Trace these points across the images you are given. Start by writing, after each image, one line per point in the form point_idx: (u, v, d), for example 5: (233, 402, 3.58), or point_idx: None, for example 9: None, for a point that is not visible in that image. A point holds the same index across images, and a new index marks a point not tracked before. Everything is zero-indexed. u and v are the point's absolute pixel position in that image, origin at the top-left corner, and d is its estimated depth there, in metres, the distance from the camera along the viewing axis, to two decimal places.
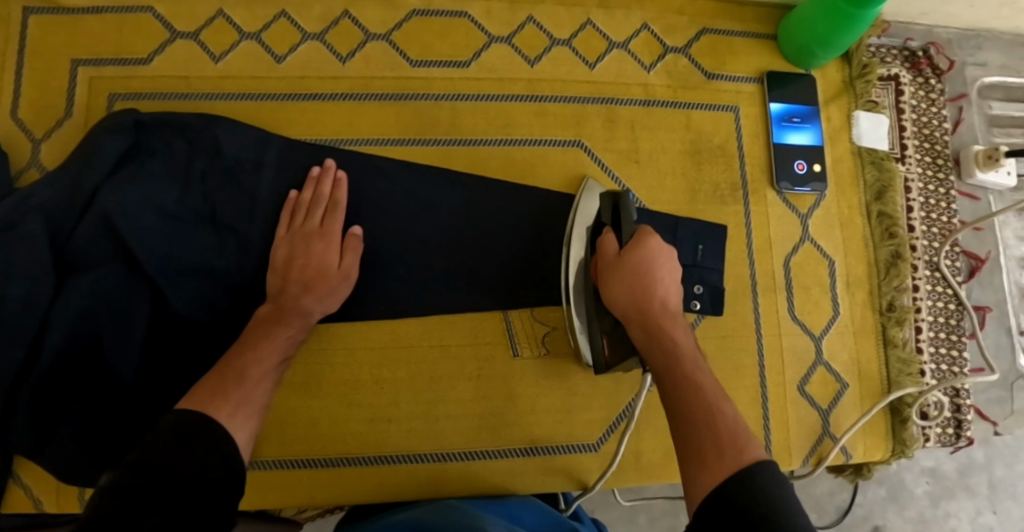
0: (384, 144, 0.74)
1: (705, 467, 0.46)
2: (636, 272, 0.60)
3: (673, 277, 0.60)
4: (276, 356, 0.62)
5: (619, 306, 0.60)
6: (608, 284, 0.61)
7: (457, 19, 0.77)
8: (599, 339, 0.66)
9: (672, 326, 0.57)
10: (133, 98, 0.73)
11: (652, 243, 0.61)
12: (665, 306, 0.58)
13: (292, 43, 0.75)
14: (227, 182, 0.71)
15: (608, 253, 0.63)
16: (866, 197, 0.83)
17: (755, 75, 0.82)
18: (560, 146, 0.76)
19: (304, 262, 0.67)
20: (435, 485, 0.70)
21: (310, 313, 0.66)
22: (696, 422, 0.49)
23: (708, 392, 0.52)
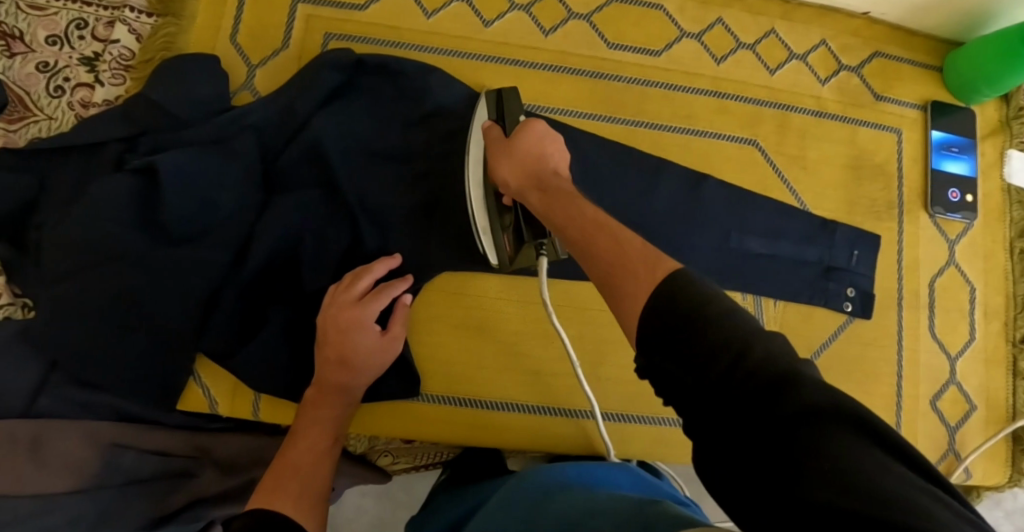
0: (579, 117, 0.79)
1: (636, 284, 0.42)
2: (525, 152, 0.62)
3: (560, 153, 0.63)
4: (325, 439, 0.64)
5: (515, 175, 0.61)
6: (499, 162, 0.63)
7: (652, 11, 0.81)
8: (501, 238, 0.69)
9: (565, 184, 0.56)
10: (348, 40, 0.78)
11: (538, 126, 0.64)
12: (557, 174, 0.59)
13: (500, 11, 0.80)
14: (426, 128, 0.76)
15: (495, 138, 0.66)
16: (1010, 233, 0.86)
17: (920, 102, 0.86)
18: (737, 143, 0.80)
19: (340, 343, 0.66)
20: (589, 443, 0.74)
21: (350, 387, 0.67)
22: (612, 254, 0.45)
23: (594, 222, 0.49)
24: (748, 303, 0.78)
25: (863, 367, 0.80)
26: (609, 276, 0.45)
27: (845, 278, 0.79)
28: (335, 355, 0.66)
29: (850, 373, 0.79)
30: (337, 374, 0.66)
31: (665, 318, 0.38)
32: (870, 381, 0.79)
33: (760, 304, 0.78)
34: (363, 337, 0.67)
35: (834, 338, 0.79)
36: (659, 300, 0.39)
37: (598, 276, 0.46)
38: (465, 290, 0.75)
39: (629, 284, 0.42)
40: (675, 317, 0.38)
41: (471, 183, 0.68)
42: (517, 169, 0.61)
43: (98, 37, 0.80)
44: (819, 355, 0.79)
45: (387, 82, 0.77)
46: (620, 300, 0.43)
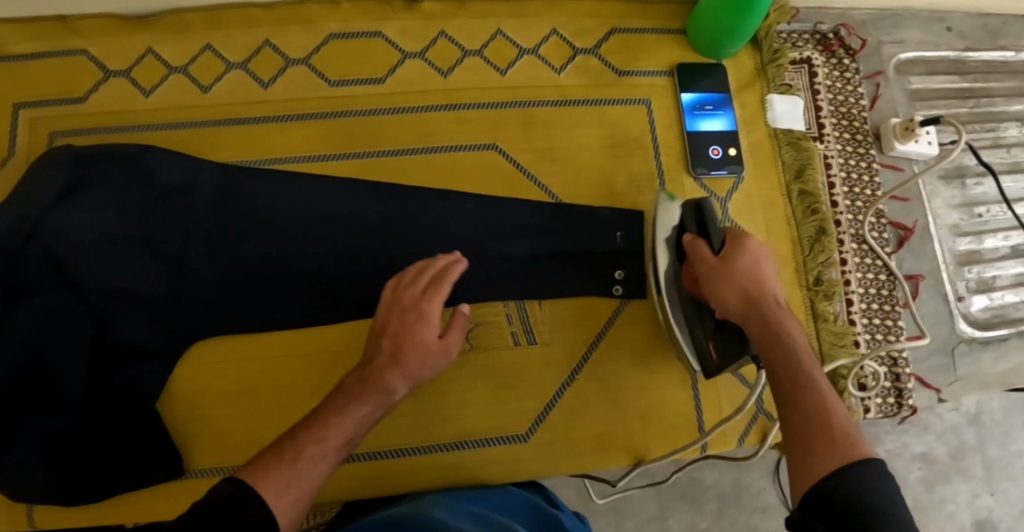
0: (307, 161, 0.78)
1: (821, 462, 0.48)
2: (746, 273, 0.61)
3: (775, 275, 0.62)
4: (344, 434, 0.59)
5: (734, 299, 0.60)
6: (716, 285, 0.61)
7: (371, 39, 0.81)
8: (705, 343, 0.68)
9: (788, 325, 0.58)
10: (72, 135, 0.78)
11: (755, 246, 0.63)
12: (778, 307, 0.59)
13: (216, 74, 0.79)
14: (160, 204, 0.74)
15: (703, 259, 0.64)
16: (786, 177, 0.84)
17: (667, 68, 0.85)
18: (475, 151, 0.79)
19: (403, 336, 0.64)
20: (363, 488, 0.71)
21: (393, 389, 0.63)
22: (810, 409, 0.52)
23: (809, 372, 0.54)
24: (512, 310, 0.75)
25: (652, 348, 0.77)
26: (806, 427, 0.51)
27: (613, 261, 0.77)
28: (387, 360, 0.63)
29: (636, 356, 0.77)
30: (385, 394, 0.62)
31: (824, 499, 0.46)
32: (661, 360, 0.77)
33: (524, 307, 0.76)
34: (419, 370, 0.64)
35: (612, 323, 0.77)
36: (834, 477, 0.47)
37: (789, 425, 0.53)
38: (215, 357, 0.73)
39: (813, 455, 0.49)
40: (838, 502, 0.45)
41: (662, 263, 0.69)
42: (738, 294, 0.60)
43: None
44: (595, 349, 0.76)
45: (107, 162, 0.74)
46: (797, 458, 0.50)
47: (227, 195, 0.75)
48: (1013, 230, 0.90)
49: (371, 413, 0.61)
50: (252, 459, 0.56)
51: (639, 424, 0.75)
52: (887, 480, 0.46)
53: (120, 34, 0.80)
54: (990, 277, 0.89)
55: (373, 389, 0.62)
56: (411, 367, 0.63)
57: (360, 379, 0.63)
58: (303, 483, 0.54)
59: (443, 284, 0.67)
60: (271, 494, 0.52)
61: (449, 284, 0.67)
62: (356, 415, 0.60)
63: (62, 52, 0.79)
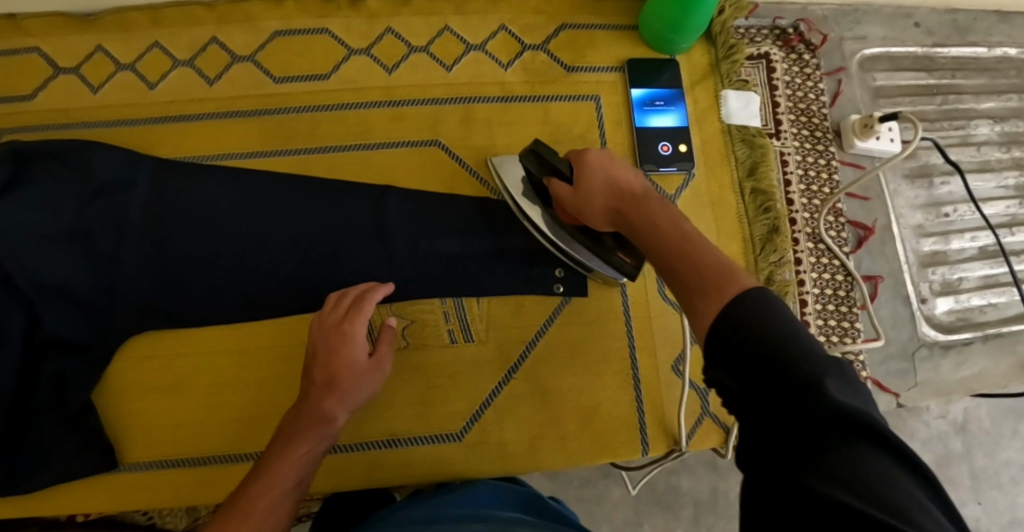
0: (248, 158, 0.78)
1: (710, 306, 0.44)
2: (598, 186, 0.60)
3: (626, 169, 0.60)
4: (294, 473, 0.63)
5: (602, 210, 0.61)
6: (584, 207, 0.62)
7: (316, 36, 0.81)
8: (614, 256, 0.67)
9: (648, 208, 0.55)
10: (20, 132, 0.79)
11: (593, 154, 0.61)
12: (635, 198, 0.57)
13: (163, 71, 0.80)
14: (98, 200, 0.75)
15: (566, 195, 0.64)
16: (739, 174, 0.82)
17: (617, 64, 0.84)
18: (417, 147, 0.78)
19: (331, 362, 0.67)
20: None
21: (331, 417, 0.66)
22: (689, 269, 0.48)
23: (682, 239, 0.50)
24: (449, 307, 0.75)
25: (591, 348, 0.76)
26: (684, 278, 0.48)
27: (552, 259, 0.76)
28: (322, 384, 0.66)
29: (575, 356, 0.75)
30: (331, 417, 0.66)
31: (725, 332, 0.41)
32: (600, 359, 0.75)
33: (461, 303, 0.75)
34: (359, 387, 0.67)
35: (551, 321, 0.76)
36: (724, 310, 0.42)
37: (675, 284, 0.49)
38: (153, 352, 0.75)
39: (699, 299, 0.45)
40: (743, 337, 0.40)
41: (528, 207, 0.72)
42: (602, 200, 0.60)
43: None
44: (535, 347, 0.75)
45: (49, 159, 0.76)
46: (694, 303, 0.46)
47: (166, 191, 0.77)
48: (981, 230, 0.88)
49: (315, 447, 0.64)
50: (213, 520, 0.60)
51: (576, 427, 0.74)
52: (778, 306, 0.41)
53: (69, 33, 0.81)
54: (955, 279, 0.86)
55: (309, 422, 0.65)
56: (340, 395, 0.66)
57: (297, 413, 0.66)
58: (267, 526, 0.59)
59: (363, 304, 0.69)
60: None
61: (368, 303, 0.70)
62: (300, 454, 0.63)
63: (13, 50, 0.80)
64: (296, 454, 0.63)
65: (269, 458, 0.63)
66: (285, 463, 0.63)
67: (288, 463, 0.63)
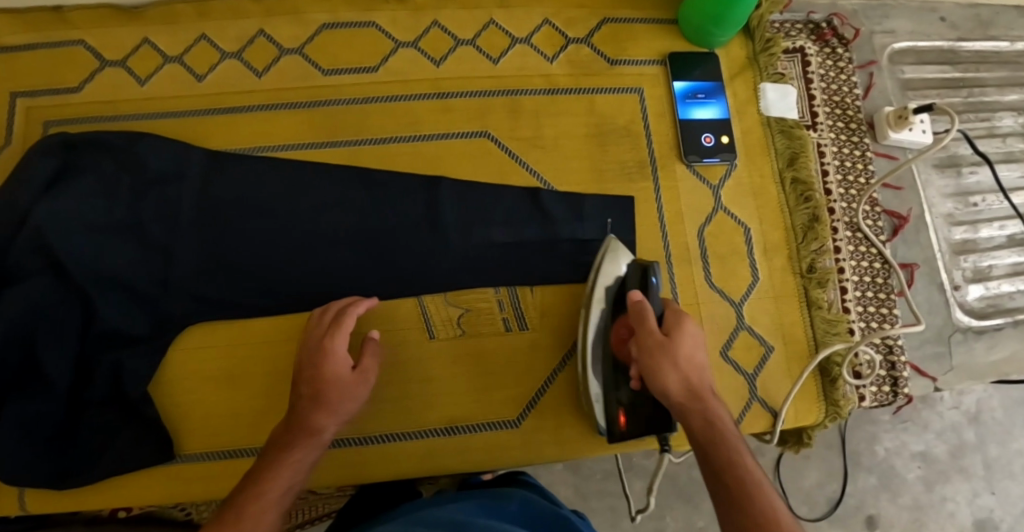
0: (300, 149, 0.78)
1: None
2: (678, 359, 0.60)
3: (705, 364, 0.62)
4: (283, 486, 0.61)
5: (673, 396, 0.59)
6: (654, 373, 0.60)
7: (364, 29, 0.81)
8: (613, 409, 0.69)
9: (715, 407, 0.59)
10: (68, 124, 0.79)
11: (691, 327, 0.63)
12: (708, 392, 0.60)
13: (211, 63, 0.80)
14: (151, 192, 0.76)
15: (647, 332, 0.62)
16: (779, 165, 0.84)
17: (658, 57, 0.85)
18: (466, 139, 0.79)
19: (316, 375, 0.66)
20: (346, 477, 0.72)
21: (320, 429, 0.64)
22: (756, 505, 0.52)
23: (745, 471, 0.54)
24: (503, 296, 0.76)
25: None
26: (737, 527, 0.51)
27: (602, 248, 0.78)
28: (308, 395, 0.65)
29: None
30: (317, 427, 0.64)
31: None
32: None
33: (515, 291, 0.76)
34: (343, 400, 0.66)
35: None
36: None
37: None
38: (207, 342, 0.75)
39: None
40: None
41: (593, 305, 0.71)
42: (678, 382, 0.59)
43: None
44: None
45: (100, 153, 0.76)
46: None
47: (218, 182, 0.77)
48: (1009, 219, 0.90)
49: (304, 458, 0.63)
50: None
51: None
52: None
53: (115, 25, 0.81)
54: (985, 266, 0.89)
55: (298, 435, 0.63)
56: (329, 408, 0.65)
57: (286, 427, 0.65)
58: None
59: (344, 318, 0.68)
60: None
61: (350, 316, 0.68)
62: (290, 466, 0.62)
63: (58, 42, 0.81)
64: (286, 469, 0.62)
65: (259, 474, 0.61)
66: (274, 479, 0.61)
67: (278, 480, 0.61)
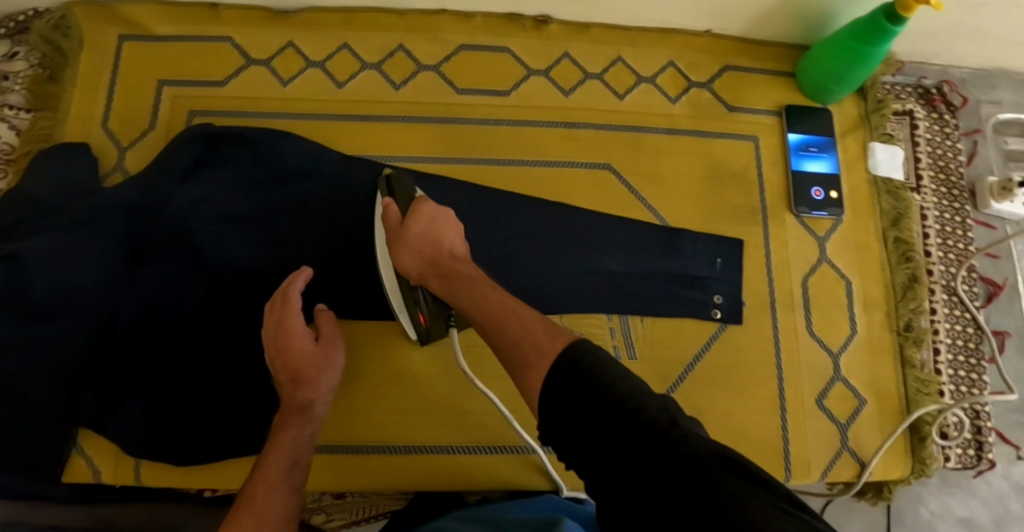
0: (431, 163, 0.82)
1: (539, 369, 0.48)
2: (423, 236, 0.66)
3: (453, 229, 0.67)
4: (285, 463, 0.65)
5: (416, 267, 0.66)
6: (398, 248, 0.66)
7: (498, 54, 0.85)
8: (415, 313, 0.72)
9: (462, 270, 0.63)
10: (209, 115, 0.83)
11: (428, 206, 0.68)
12: (454, 257, 0.65)
13: (351, 72, 0.84)
14: (286, 189, 0.79)
15: (391, 221, 0.69)
16: (883, 224, 0.87)
17: (774, 108, 0.88)
18: (590, 169, 0.83)
19: (286, 358, 0.70)
20: (457, 476, 0.76)
21: (308, 404, 0.69)
22: (507, 328, 0.54)
23: (499, 306, 0.56)
24: (615, 324, 0.78)
25: (743, 375, 0.79)
26: (510, 345, 0.53)
27: (710, 285, 0.81)
28: (288, 377, 0.70)
29: (728, 381, 0.79)
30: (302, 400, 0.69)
31: (575, 380, 0.45)
32: (750, 386, 0.79)
33: (627, 322, 0.79)
34: (320, 374, 0.71)
35: (709, 346, 0.79)
36: (548, 376, 0.47)
37: (505, 355, 0.53)
38: None
39: (524, 373, 0.49)
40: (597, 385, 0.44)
41: (381, 263, 0.73)
42: (414, 255, 0.66)
43: None
44: (692, 369, 0.79)
45: (241, 146, 0.80)
46: (524, 369, 0.50)
47: (349, 186, 0.80)
48: None
49: (301, 433, 0.68)
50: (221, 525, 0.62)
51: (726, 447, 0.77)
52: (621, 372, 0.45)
53: (264, 27, 0.85)
54: None
55: (289, 416, 0.69)
56: (310, 383, 0.70)
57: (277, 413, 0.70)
58: (272, 519, 0.61)
59: (292, 297, 0.71)
60: None
61: (297, 295, 0.71)
62: (286, 445, 0.67)
63: (208, 38, 0.85)
64: (284, 447, 0.66)
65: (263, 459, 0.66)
66: (279, 460, 0.65)
67: (286, 462, 0.66)
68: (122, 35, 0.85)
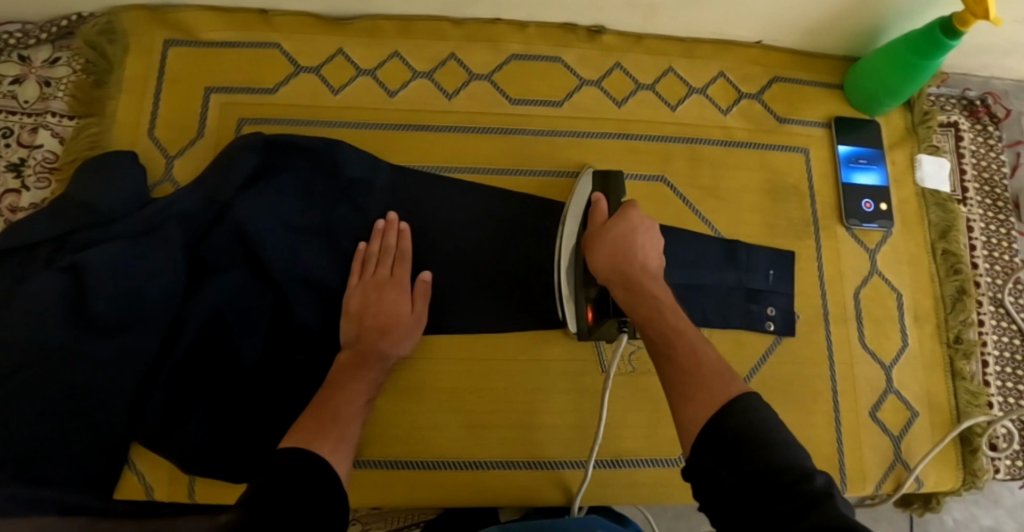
0: (487, 174, 0.81)
1: (709, 399, 0.51)
2: (617, 239, 0.67)
3: (652, 243, 0.68)
4: (362, 398, 0.68)
5: (604, 273, 0.66)
6: (593, 247, 0.68)
7: (551, 63, 0.84)
8: (583, 307, 0.72)
9: (651, 286, 0.64)
10: (259, 123, 0.82)
11: (634, 213, 0.69)
12: (645, 270, 0.65)
13: (402, 80, 0.83)
14: (342, 201, 0.78)
15: (597, 216, 0.71)
16: (931, 236, 0.87)
17: (824, 120, 0.88)
18: (646, 181, 0.82)
19: (378, 309, 0.72)
20: (472, 491, 0.73)
21: (387, 356, 0.71)
22: (680, 351, 0.56)
23: (673, 328, 0.59)
24: None
25: (799, 389, 0.80)
26: (674, 376, 0.55)
27: (765, 298, 0.81)
28: (375, 324, 0.71)
29: (785, 395, 0.79)
30: (381, 343, 0.70)
31: (715, 439, 0.48)
32: (807, 400, 0.79)
33: None
34: (409, 330, 0.72)
35: (765, 359, 0.79)
36: (718, 415, 0.50)
37: (665, 377, 0.56)
38: None
39: (691, 401, 0.52)
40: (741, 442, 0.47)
41: (562, 245, 0.74)
42: (607, 258, 0.66)
43: (23, 143, 0.82)
44: (749, 382, 0.79)
45: (295, 156, 0.79)
46: (682, 400, 0.53)
47: (404, 197, 0.79)
48: None
49: (375, 378, 0.69)
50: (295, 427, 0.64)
51: None
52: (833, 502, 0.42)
53: (314, 33, 0.84)
54: None
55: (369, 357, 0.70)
56: (395, 337, 0.71)
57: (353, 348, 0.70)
58: (347, 441, 0.63)
59: (400, 245, 0.76)
60: (327, 451, 0.61)
61: (406, 242, 0.76)
62: (362, 385, 0.68)
63: (257, 44, 0.83)
64: (363, 386, 0.68)
65: (309, 419, 0.64)
66: (357, 391, 0.67)
67: (327, 422, 0.63)
68: (168, 40, 0.83)
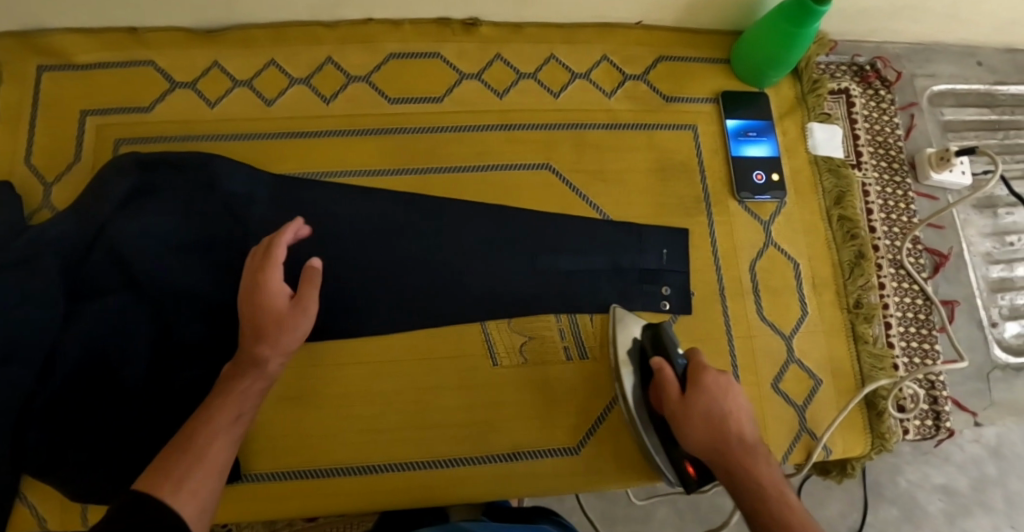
0: (366, 175, 0.80)
1: None
2: (708, 416, 0.63)
3: (739, 406, 0.64)
4: (231, 412, 0.62)
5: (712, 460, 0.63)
6: (682, 427, 0.64)
7: (430, 60, 0.84)
8: (679, 462, 0.71)
9: (756, 461, 0.61)
10: (137, 142, 0.81)
11: (708, 375, 0.65)
12: (742, 442, 0.62)
13: (280, 88, 0.83)
14: (223, 215, 0.77)
15: (669, 390, 0.66)
16: (827, 203, 0.87)
17: (711, 96, 0.88)
18: (530, 170, 0.82)
19: (253, 310, 0.66)
20: (367, 496, 0.73)
21: (265, 361, 0.65)
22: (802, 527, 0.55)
23: (789, 508, 0.57)
24: (564, 325, 0.78)
25: None
26: None
27: (659, 276, 0.80)
28: (252, 329, 0.65)
29: None
30: (259, 349, 0.65)
31: None
32: None
33: (577, 322, 0.78)
34: (293, 330, 0.66)
35: None
36: None
37: None
38: None
39: None
40: None
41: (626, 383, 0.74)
42: (700, 438, 0.63)
43: None
44: None
45: (172, 172, 0.77)
46: None
47: (285, 206, 0.78)
48: None
49: (251, 390, 0.64)
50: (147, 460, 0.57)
51: None
52: None
53: (188, 48, 0.83)
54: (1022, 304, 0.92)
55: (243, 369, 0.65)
56: (272, 340, 0.65)
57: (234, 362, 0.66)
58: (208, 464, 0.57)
59: (277, 244, 0.67)
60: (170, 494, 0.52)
61: (287, 232, 0.68)
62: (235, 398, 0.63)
63: (130, 63, 0.82)
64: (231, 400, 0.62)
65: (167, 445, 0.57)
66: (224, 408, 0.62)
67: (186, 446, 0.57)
68: (40, 65, 0.82)
